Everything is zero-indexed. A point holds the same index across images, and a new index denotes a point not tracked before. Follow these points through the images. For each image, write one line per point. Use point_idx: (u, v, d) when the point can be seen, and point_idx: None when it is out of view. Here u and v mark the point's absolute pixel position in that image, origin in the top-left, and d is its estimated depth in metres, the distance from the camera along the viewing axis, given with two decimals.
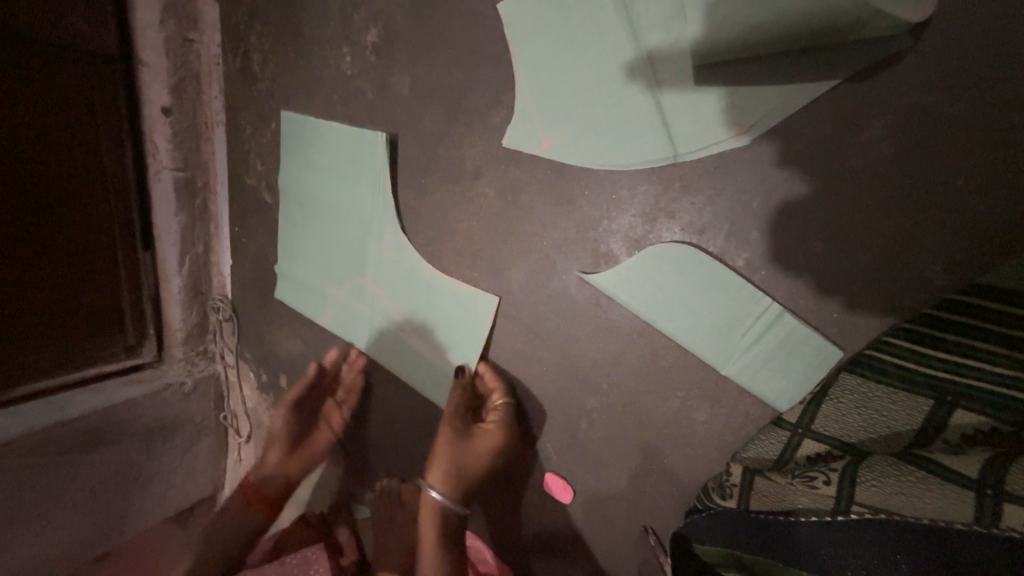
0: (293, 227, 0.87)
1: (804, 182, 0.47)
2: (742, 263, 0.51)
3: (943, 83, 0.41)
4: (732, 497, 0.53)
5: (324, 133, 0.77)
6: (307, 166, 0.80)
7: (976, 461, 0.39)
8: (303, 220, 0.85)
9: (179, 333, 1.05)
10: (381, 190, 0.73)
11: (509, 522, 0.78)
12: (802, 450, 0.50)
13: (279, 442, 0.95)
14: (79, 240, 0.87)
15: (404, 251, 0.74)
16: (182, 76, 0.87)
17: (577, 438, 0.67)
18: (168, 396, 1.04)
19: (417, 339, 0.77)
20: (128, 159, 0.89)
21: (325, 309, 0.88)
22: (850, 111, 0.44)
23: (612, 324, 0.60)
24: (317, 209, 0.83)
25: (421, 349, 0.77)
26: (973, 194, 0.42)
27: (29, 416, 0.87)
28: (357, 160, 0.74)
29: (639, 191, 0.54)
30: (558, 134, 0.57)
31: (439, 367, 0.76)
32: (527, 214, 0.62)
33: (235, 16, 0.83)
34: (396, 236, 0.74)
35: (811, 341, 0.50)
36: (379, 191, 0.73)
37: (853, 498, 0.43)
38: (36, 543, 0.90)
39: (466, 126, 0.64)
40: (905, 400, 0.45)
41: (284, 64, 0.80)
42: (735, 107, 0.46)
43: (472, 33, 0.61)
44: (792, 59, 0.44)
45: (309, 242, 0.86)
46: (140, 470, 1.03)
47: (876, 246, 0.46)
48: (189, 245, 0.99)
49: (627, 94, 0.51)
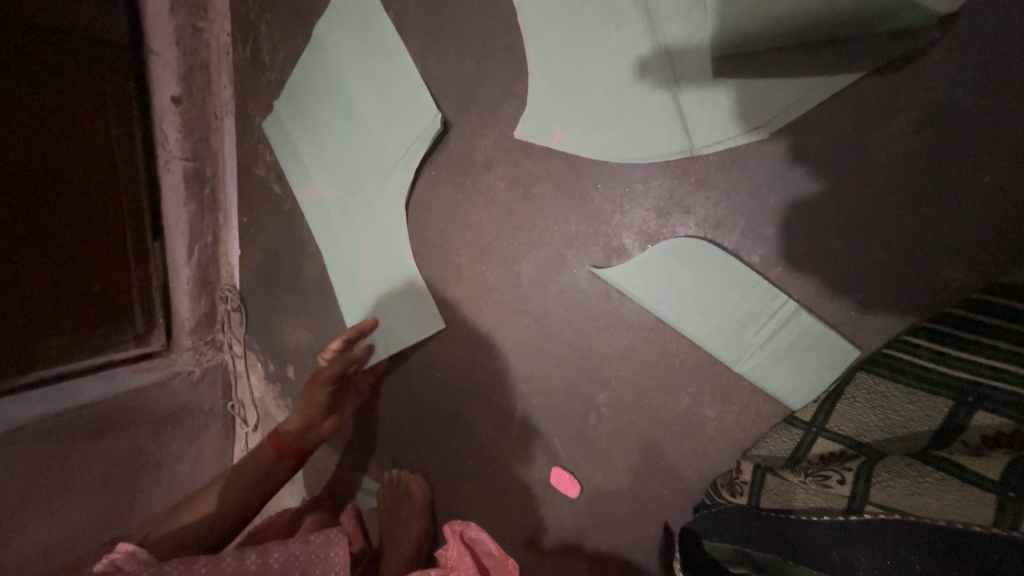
0: (293, 172, 0.85)
1: (820, 179, 0.46)
2: (757, 259, 0.50)
3: (969, 78, 0.40)
4: (742, 494, 0.52)
5: (337, 60, 0.72)
6: (319, 106, 0.77)
7: (997, 464, 0.37)
8: (307, 155, 0.82)
9: (189, 322, 1.07)
10: (400, 136, 0.69)
11: (514, 514, 0.79)
12: (816, 449, 0.50)
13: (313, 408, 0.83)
14: (88, 227, 0.87)
15: (399, 202, 0.72)
16: (192, 65, 0.87)
17: (585, 433, 0.66)
18: (178, 384, 1.05)
19: (400, 289, 0.76)
20: (139, 147, 0.89)
21: (323, 246, 0.85)
22: (871, 105, 0.43)
23: (623, 319, 0.59)
24: (323, 147, 0.79)
25: (404, 306, 0.77)
26: (993, 192, 0.41)
27: (39, 403, 0.88)
28: (379, 101, 0.69)
29: (654, 185, 0.54)
30: (571, 126, 0.56)
31: (417, 324, 0.76)
32: (539, 208, 0.62)
33: (245, 4, 0.82)
34: (398, 187, 0.72)
35: (827, 339, 0.49)
36: (392, 140, 0.70)
37: (868, 498, 0.42)
38: (48, 529, 0.91)
39: (478, 118, 0.64)
40: (924, 402, 0.44)
41: (295, 53, 0.79)
42: (754, 100, 0.45)
43: (484, 23, 0.60)
44: (814, 52, 0.43)
45: (308, 176, 0.83)
46: (149, 458, 1.03)
47: (895, 243, 0.45)
48: (198, 234, 1.00)
49: (643, 86, 0.50)
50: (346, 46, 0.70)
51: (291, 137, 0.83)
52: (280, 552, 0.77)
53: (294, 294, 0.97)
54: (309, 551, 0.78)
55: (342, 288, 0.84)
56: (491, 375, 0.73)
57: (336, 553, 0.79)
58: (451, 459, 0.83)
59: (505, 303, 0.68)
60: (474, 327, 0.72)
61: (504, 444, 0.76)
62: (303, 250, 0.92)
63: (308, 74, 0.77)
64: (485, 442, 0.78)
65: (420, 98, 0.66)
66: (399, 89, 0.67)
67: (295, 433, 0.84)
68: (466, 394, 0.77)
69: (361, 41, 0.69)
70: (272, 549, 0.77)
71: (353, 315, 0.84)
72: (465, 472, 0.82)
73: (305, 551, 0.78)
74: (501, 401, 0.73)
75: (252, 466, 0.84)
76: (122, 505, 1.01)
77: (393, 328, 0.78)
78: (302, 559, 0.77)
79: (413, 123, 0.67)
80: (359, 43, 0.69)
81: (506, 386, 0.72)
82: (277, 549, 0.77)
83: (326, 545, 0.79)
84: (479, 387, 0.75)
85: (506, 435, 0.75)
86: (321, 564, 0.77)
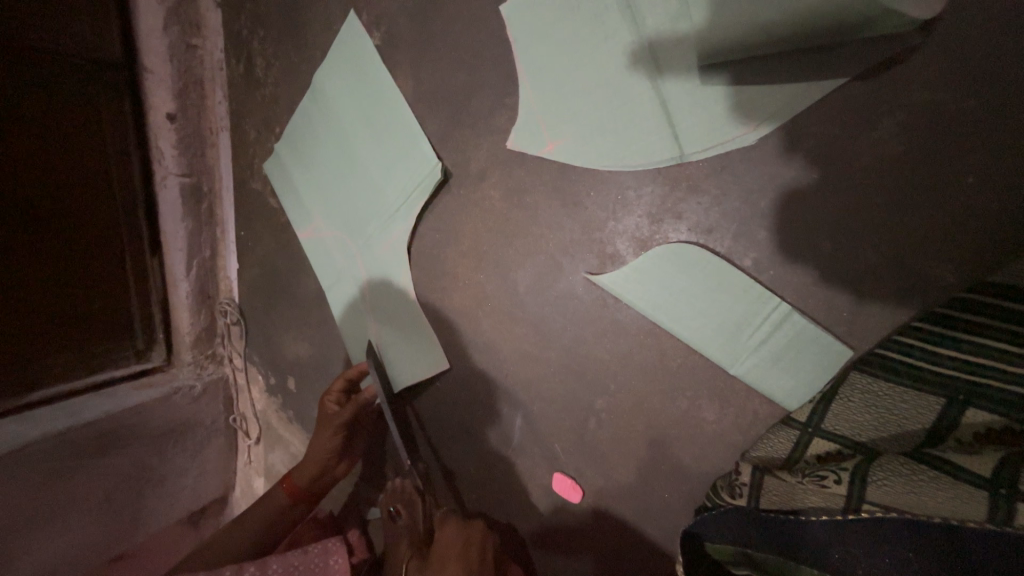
0: (293, 212, 0.87)
1: (808, 181, 0.47)
2: (750, 263, 0.51)
3: (948, 83, 0.41)
4: (742, 496, 0.51)
5: (327, 76, 0.74)
6: (315, 118, 0.78)
7: (988, 461, 0.38)
8: (305, 194, 0.84)
9: (189, 336, 1.07)
10: (397, 174, 0.71)
11: (517, 517, 0.79)
12: (812, 449, 0.50)
13: (321, 458, 0.86)
14: (84, 245, 0.88)
15: (402, 247, 0.74)
16: (186, 82, 0.87)
17: (585, 439, 0.67)
18: (179, 399, 1.05)
19: (404, 334, 0.78)
20: (134, 164, 0.89)
21: (319, 253, 0.85)
22: (858, 110, 0.44)
23: (620, 324, 0.60)
24: (321, 187, 0.81)
25: (402, 322, 0.78)
26: (979, 193, 0.41)
27: (41, 421, 0.88)
28: (369, 113, 0.71)
29: (646, 192, 0.54)
30: (563, 134, 0.57)
31: (423, 366, 0.77)
32: (532, 216, 0.63)
33: (238, 21, 0.83)
34: (394, 218, 0.73)
35: (819, 340, 0.50)
36: (391, 181, 0.72)
37: (864, 498, 0.42)
38: (53, 547, 0.91)
39: (470, 128, 0.64)
40: (915, 400, 0.44)
41: (288, 68, 0.80)
42: (741, 106, 0.46)
43: (477, 36, 0.61)
44: (796, 59, 0.43)
45: (309, 217, 0.85)
46: (151, 472, 1.03)
47: (885, 244, 0.46)
48: (197, 249, 1.00)
49: (631, 93, 0.51)
50: (345, 92, 0.72)
51: (290, 174, 0.85)
52: (279, 562, 0.78)
53: (292, 306, 0.97)
54: (307, 561, 0.79)
55: (346, 329, 0.86)
56: (491, 383, 0.73)
57: (336, 561, 0.80)
58: (455, 465, 0.84)
59: (502, 310, 0.69)
60: (472, 336, 0.73)
61: (505, 450, 0.76)
62: (301, 264, 0.92)
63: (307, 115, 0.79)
64: (487, 449, 0.78)
65: (419, 148, 0.68)
66: (398, 136, 0.69)
67: (306, 480, 0.88)
68: (466, 401, 0.77)
69: (348, 53, 0.71)
70: (271, 560, 0.78)
71: (359, 356, 0.86)
72: (468, 479, 0.83)
73: (305, 560, 0.79)
74: (500, 408, 0.74)
75: (265, 509, 0.89)
76: (125, 520, 1.02)
77: (397, 371, 0.80)
78: (305, 568, 0.78)
79: (413, 173, 0.69)
80: (347, 54, 0.71)
81: (506, 393, 0.72)
82: (276, 560, 0.78)
83: (326, 554, 0.80)
84: (479, 393, 0.75)
85: (507, 440, 0.75)
86: (321, 573, 0.78)
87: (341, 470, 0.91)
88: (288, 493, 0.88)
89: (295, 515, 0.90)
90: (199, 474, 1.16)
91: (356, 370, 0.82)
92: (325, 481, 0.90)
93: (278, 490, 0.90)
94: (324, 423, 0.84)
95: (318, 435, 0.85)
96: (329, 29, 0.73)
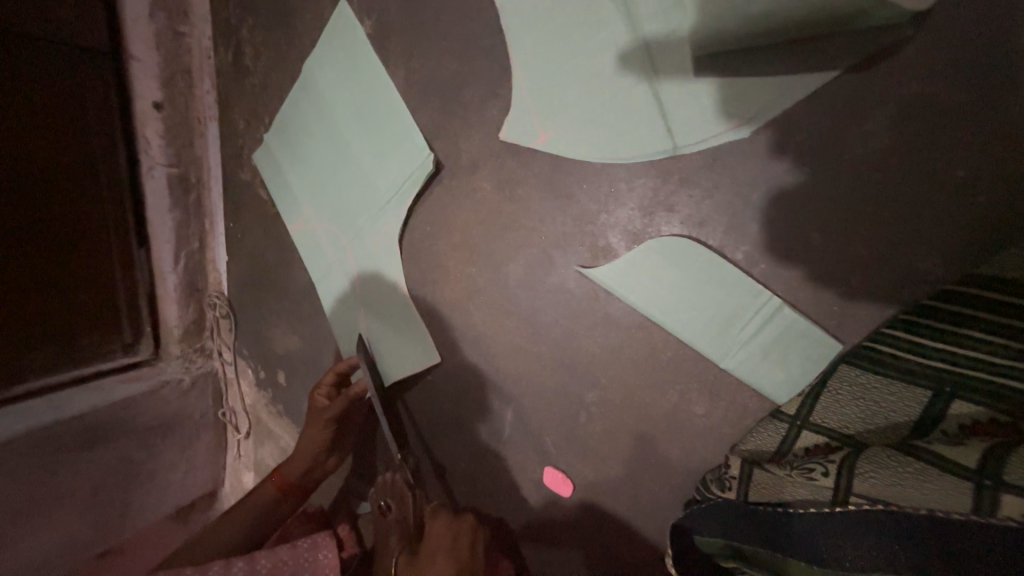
0: (283, 204, 0.86)
1: (800, 175, 0.47)
2: (741, 256, 0.51)
3: (940, 76, 0.41)
4: (731, 489, 0.53)
5: (317, 64, 0.73)
6: (304, 108, 0.77)
7: (973, 453, 0.38)
8: (295, 186, 0.83)
9: (177, 329, 1.06)
10: (389, 165, 0.70)
11: (507, 510, 0.79)
12: (801, 441, 0.51)
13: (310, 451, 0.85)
14: (69, 236, 0.86)
15: (393, 240, 0.73)
16: (173, 70, 0.85)
17: (576, 433, 0.67)
18: (168, 393, 1.03)
19: (395, 327, 0.77)
20: (120, 154, 0.88)
21: (309, 246, 0.84)
22: (850, 103, 0.44)
23: (611, 318, 0.60)
24: (312, 179, 0.80)
25: (393, 316, 0.77)
26: (967, 187, 0.42)
27: (25, 415, 0.86)
28: (359, 104, 0.70)
29: (638, 185, 0.54)
30: (556, 125, 0.56)
31: (413, 360, 0.77)
32: (524, 209, 0.62)
33: (226, 8, 0.82)
34: (385, 211, 0.73)
35: (809, 334, 0.50)
36: (383, 172, 0.71)
37: (851, 489, 0.43)
38: (37, 543, 0.90)
39: (462, 120, 0.64)
40: (903, 392, 0.46)
41: (277, 57, 0.79)
42: (734, 97, 0.46)
43: (469, 25, 0.60)
44: (789, 50, 0.43)
45: (298, 210, 0.84)
46: (138, 467, 1.02)
47: (876, 238, 0.46)
48: (185, 241, 0.99)
49: (625, 84, 0.51)
50: (336, 82, 0.71)
51: (280, 164, 0.84)
52: (268, 557, 0.77)
53: (282, 299, 0.96)
54: (296, 556, 0.78)
55: (336, 323, 0.85)
56: (482, 376, 0.73)
57: (325, 556, 0.79)
58: (446, 459, 0.84)
59: (493, 304, 0.69)
60: (464, 330, 0.72)
61: (495, 444, 0.76)
62: (291, 256, 0.91)
63: (296, 105, 0.78)
64: (477, 443, 0.78)
65: (410, 139, 0.67)
66: (389, 127, 0.68)
67: (297, 474, 0.88)
68: (457, 395, 0.77)
69: (338, 41, 0.69)
70: (259, 555, 0.77)
71: (349, 350, 0.85)
72: (459, 473, 0.83)
73: (293, 555, 0.78)
74: (490, 402, 0.74)
75: (253, 503, 0.88)
76: (112, 515, 1.00)
77: (387, 364, 0.79)
78: (294, 562, 0.77)
79: (404, 164, 0.68)
80: (336, 43, 0.70)
81: (497, 387, 0.72)
82: (264, 555, 0.77)
83: (314, 549, 0.80)
84: (470, 387, 0.75)
85: (498, 434, 0.75)
86: (310, 568, 0.77)
87: (333, 464, 0.90)
88: (277, 486, 0.88)
89: (287, 510, 0.90)
90: (188, 469, 1.15)
91: (345, 364, 0.81)
92: (317, 475, 0.90)
93: (267, 484, 0.89)
94: (314, 416, 0.84)
95: (308, 429, 0.84)
96: (320, 17, 0.72)
